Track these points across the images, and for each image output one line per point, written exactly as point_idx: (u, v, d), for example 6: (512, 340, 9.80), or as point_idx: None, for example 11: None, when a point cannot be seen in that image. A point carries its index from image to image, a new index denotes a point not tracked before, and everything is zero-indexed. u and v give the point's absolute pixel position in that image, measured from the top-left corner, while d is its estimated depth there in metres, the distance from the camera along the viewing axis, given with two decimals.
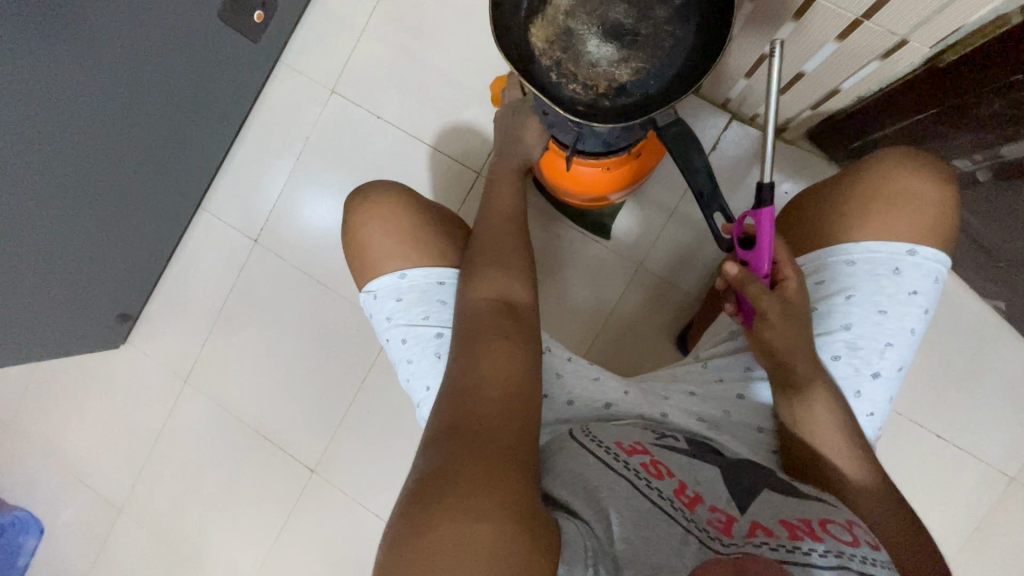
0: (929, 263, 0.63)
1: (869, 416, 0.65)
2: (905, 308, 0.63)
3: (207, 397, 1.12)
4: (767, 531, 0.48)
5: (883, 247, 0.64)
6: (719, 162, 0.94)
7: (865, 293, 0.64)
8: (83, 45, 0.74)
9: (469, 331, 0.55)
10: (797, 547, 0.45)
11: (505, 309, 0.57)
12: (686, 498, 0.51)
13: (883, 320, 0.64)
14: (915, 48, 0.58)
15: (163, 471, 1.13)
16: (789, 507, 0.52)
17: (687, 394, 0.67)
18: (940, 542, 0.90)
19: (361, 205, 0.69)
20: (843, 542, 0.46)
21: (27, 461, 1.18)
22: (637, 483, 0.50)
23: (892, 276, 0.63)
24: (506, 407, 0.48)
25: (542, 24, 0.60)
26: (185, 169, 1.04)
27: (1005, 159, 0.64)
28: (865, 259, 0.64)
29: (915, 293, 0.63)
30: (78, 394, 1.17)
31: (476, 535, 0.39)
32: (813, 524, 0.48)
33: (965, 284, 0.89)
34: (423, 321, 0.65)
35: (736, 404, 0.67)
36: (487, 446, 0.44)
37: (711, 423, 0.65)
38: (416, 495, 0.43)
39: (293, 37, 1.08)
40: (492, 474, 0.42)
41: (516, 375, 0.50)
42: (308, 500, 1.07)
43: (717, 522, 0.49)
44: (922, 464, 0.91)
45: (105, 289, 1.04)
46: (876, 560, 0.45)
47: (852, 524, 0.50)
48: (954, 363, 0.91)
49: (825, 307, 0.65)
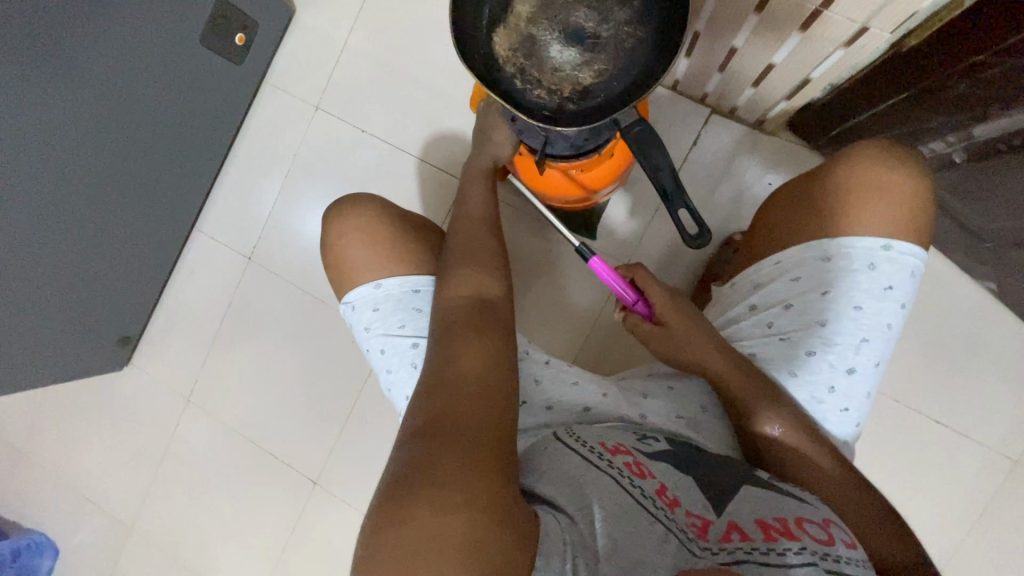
0: (904, 258, 0.65)
1: (844, 411, 0.67)
2: (880, 304, 0.65)
3: (209, 415, 1.14)
4: (742, 535, 0.50)
5: (859, 242, 0.65)
6: (700, 157, 0.94)
7: (840, 290, 0.66)
8: (68, 78, 0.76)
9: (447, 327, 0.56)
10: (773, 549, 0.47)
11: (481, 305, 0.58)
12: (667, 498, 0.52)
13: (859, 316, 0.65)
14: (876, 34, 0.58)
15: (170, 489, 1.15)
16: (766, 504, 0.53)
17: (664, 389, 0.69)
18: (944, 529, 0.89)
19: (338, 217, 0.71)
20: (818, 541, 0.48)
21: (39, 485, 1.21)
22: (621, 481, 0.50)
23: (868, 272, 0.65)
24: (485, 395, 0.49)
25: (504, 33, 0.61)
26: (178, 192, 1.06)
27: (978, 139, 0.63)
28: (840, 255, 0.66)
29: (891, 288, 0.65)
30: (86, 417, 1.19)
31: (451, 528, 0.39)
32: (789, 523, 0.50)
33: (956, 267, 0.88)
34: (399, 330, 0.66)
35: (710, 398, 0.69)
36: (463, 440, 0.45)
37: (689, 420, 0.65)
38: (393, 490, 0.43)
39: (276, 57, 1.10)
40: (468, 466, 0.43)
41: (494, 367, 0.52)
42: (312, 512, 1.08)
43: (694, 525, 0.51)
44: (923, 451, 0.90)
45: (105, 313, 1.06)
46: (849, 558, 0.47)
47: (828, 522, 0.52)
48: (950, 346, 0.90)
49: (801, 303, 0.67)
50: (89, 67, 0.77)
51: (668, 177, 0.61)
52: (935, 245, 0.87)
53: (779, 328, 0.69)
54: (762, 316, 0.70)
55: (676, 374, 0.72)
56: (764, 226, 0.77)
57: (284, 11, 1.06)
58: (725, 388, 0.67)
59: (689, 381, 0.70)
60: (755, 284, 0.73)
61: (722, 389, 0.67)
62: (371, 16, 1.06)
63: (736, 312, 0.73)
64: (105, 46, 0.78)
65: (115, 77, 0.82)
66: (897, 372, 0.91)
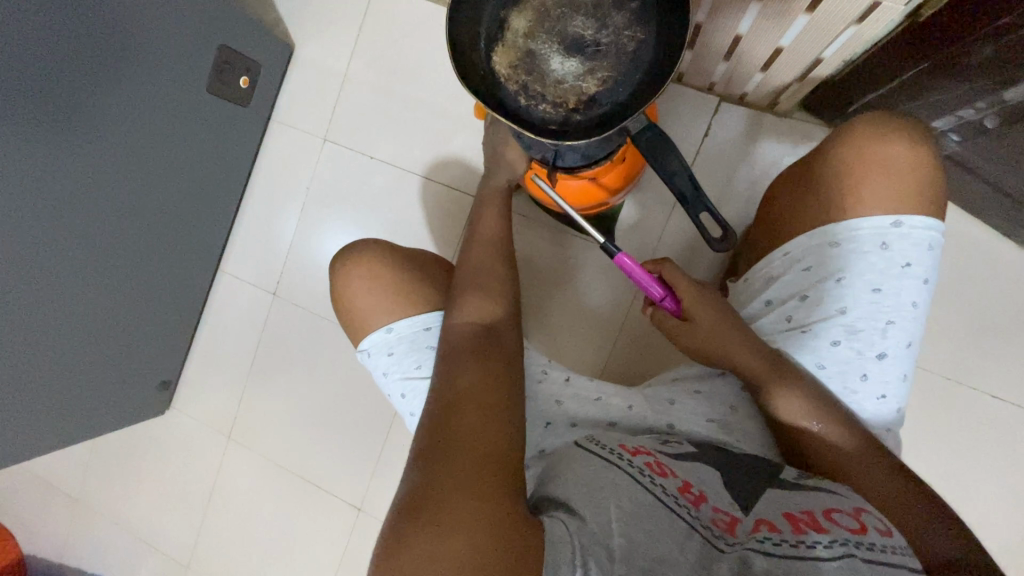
0: (918, 232, 0.62)
1: (880, 397, 0.64)
2: (900, 283, 0.62)
3: (251, 450, 1.16)
4: (770, 527, 0.48)
5: (867, 223, 0.63)
6: (713, 148, 0.91)
7: (854, 275, 0.63)
8: (83, 139, 0.78)
9: (451, 356, 0.56)
10: (801, 541, 0.45)
11: (487, 336, 0.58)
12: (691, 496, 0.50)
13: (879, 299, 0.63)
14: (889, 8, 0.56)
15: (221, 525, 1.17)
16: (794, 499, 0.52)
17: (691, 394, 0.67)
18: (1010, 507, 0.85)
19: (341, 268, 0.71)
20: (849, 530, 0.46)
21: (97, 531, 1.25)
22: (641, 479, 0.49)
23: (880, 252, 0.62)
24: (487, 416, 0.49)
25: (503, 51, 0.60)
26: (199, 236, 1.09)
27: (1010, 103, 0.60)
28: (849, 239, 0.63)
29: (909, 265, 0.62)
30: (134, 461, 1.23)
31: (456, 542, 0.40)
32: (817, 515, 0.49)
33: (997, 232, 0.84)
34: (417, 372, 0.67)
35: (739, 397, 0.67)
36: (467, 460, 0.45)
37: (721, 422, 0.64)
38: (408, 508, 0.44)
39: (280, 95, 1.12)
40: (474, 482, 0.44)
41: (499, 393, 0.52)
42: (358, 538, 1.09)
43: (720, 521, 0.49)
44: (982, 429, 0.86)
45: (142, 361, 1.09)
46: (886, 546, 0.45)
47: (859, 510, 0.50)
48: (1000, 319, 0.85)
49: (817, 293, 0.65)
50: (101, 126, 0.80)
51: (684, 180, 0.61)
52: (972, 213, 0.83)
53: (799, 321, 0.66)
54: (779, 311, 0.68)
55: (704, 376, 0.70)
56: (773, 213, 0.74)
57: (284, 49, 1.08)
58: (750, 381, 0.64)
59: (714, 382, 0.69)
60: (767, 277, 0.71)
61: (746, 381, 0.65)
62: (369, 44, 1.07)
63: (752, 309, 0.71)
64: (114, 104, 0.80)
65: (128, 132, 0.84)
66: (944, 349, 0.87)
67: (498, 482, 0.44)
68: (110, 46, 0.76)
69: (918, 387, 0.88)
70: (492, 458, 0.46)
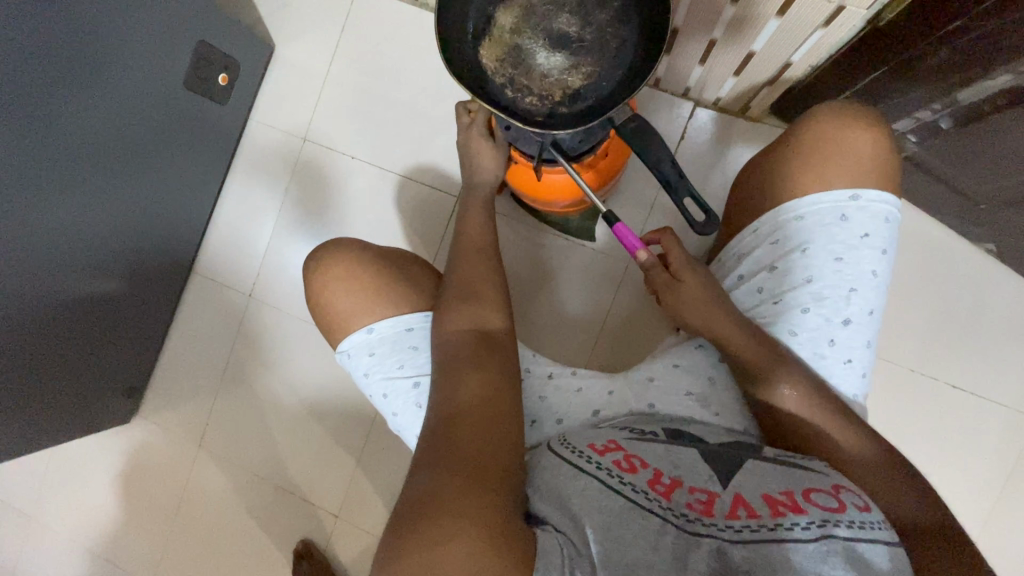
0: (874, 204, 0.66)
1: (848, 363, 0.66)
2: (861, 252, 0.66)
3: (221, 459, 1.12)
4: (748, 510, 0.48)
5: (827, 197, 0.67)
6: (689, 149, 0.95)
7: (819, 245, 0.67)
8: (57, 136, 0.76)
9: (448, 364, 0.56)
10: (779, 524, 0.46)
11: (477, 338, 0.58)
12: (662, 486, 0.50)
13: (842, 268, 0.66)
14: (853, 12, 0.59)
15: (188, 539, 1.12)
16: (774, 477, 0.52)
17: (670, 368, 0.68)
18: (972, 498, 0.89)
19: (320, 268, 0.70)
20: (828, 510, 0.47)
21: (51, 551, 1.18)
22: (609, 483, 0.49)
23: (841, 224, 0.66)
24: (483, 424, 0.49)
25: (490, 46, 0.62)
26: (174, 236, 1.06)
27: (964, 104, 0.65)
28: (812, 212, 0.67)
29: (868, 236, 0.66)
30: (96, 477, 1.16)
31: (445, 558, 0.40)
32: (797, 497, 0.49)
33: (952, 230, 0.90)
34: (399, 373, 0.67)
35: (719, 370, 0.68)
36: (459, 468, 0.46)
37: (700, 396, 0.66)
38: (399, 523, 0.44)
39: (260, 95, 1.11)
40: (468, 491, 0.44)
41: (493, 398, 0.52)
42: (334, 547, 1.06)
43: (697, 503, 0.49)
44: (944, 419, 0.90)
45: (109, 369, 1.04)
46: (864, 524, 0.46)
47: (839, 489, 0.50)
48: (956, 310, 0.90)
49: (785, 264, 0.68)
50: (78, 121, 0.78)
51: (670, 167, 0.63)
52: (929, 212, 0.89)
53: (771, 291, 0.68)
54: (751, 283, 0.70)
55: (680, 350, 0.71)
56: (735, 202, 0.77)
57: (264, 49, 1.07)
58: (735, 357, 0.64)
59: (693, 358, 0.69)
60: (738, 255, 0.73)
61: (739, 366, 0.64)
62: (351, 45, 1.07)
63: (726, 284, 0.73)
64: (88, 99, 0.78)
65: (102, 129, 0.82)
66: (908, 343, 0.91)
67: (495, 490, 0.45)
68: (92, 41, 0.74)
69: (884, 380, 0.91)
70: (484, 465, 0.46)
